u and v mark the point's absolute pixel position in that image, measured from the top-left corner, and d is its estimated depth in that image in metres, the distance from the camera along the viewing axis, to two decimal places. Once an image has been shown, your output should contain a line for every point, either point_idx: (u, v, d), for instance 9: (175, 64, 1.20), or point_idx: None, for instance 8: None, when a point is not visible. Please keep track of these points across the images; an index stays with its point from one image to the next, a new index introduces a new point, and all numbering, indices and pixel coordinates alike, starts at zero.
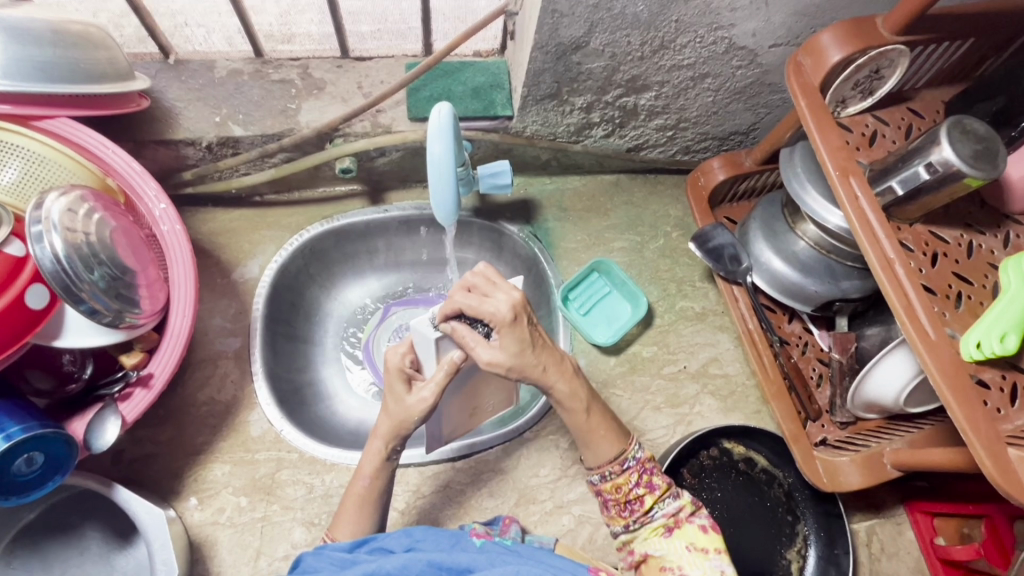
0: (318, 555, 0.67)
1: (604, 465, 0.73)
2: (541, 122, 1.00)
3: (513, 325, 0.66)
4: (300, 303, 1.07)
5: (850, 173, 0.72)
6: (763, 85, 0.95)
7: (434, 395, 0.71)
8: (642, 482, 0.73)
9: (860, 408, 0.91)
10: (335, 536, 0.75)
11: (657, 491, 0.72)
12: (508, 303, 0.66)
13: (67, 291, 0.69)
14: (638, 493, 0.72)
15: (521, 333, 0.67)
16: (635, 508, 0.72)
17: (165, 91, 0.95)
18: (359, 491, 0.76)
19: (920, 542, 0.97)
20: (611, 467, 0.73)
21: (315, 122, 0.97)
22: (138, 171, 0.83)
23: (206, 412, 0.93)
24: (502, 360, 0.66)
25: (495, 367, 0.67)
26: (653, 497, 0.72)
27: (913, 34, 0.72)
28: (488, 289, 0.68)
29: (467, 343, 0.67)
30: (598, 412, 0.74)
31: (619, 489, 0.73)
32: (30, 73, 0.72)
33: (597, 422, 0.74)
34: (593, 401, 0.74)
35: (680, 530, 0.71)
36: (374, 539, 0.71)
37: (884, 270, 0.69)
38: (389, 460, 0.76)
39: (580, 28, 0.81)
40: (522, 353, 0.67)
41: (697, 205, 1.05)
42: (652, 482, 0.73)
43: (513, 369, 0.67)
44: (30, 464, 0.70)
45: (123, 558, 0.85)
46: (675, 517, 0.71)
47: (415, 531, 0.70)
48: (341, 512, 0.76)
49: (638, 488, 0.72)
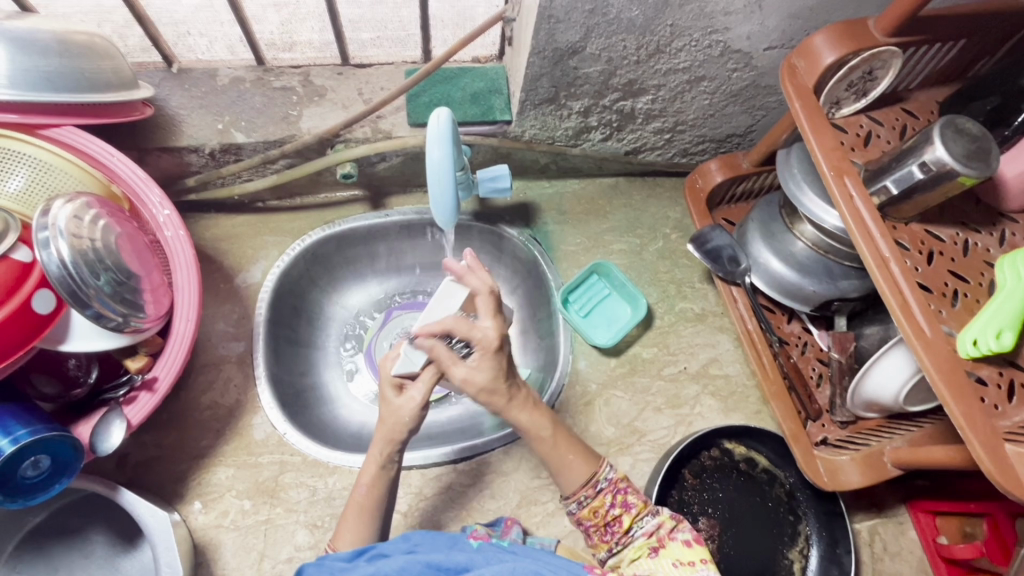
0: (317, 567, 0.64)
1: (578, 491, 0.76)
2: (539, 127, 1.01)
3: (496, 352, 0.73)
4: (303, 307, 1.08)
5: (845, 173, 0.72)
6: (759, 87, 0.96)
7: (423, 394, 0.74)
8: (617, 503, 0.75)
9: (860, 407, 0.91)
10: (338, 547, 0.74)
11: (633, 509, 0.74)
12: (494, 333, 0.73)
13: (74, 296, 0.70)
14: (614, 514, 0.75)
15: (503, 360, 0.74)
16: (615, 530, 0.74)
17: (168, 100, 0.97)
18: (358, 498, 0.76)
19: (923, 541, 0.97)
20: (585, 490, 0.75)
21: (317, 128, 0.98)
22: (143, 178, 0.84)
23: (209, 416, 0.94)
24: (477, 381, 0.72)
25: (468, 384, 0.73)
26: (630, 515, 0.74)
27: (904, 36, 0.73)
28: (467, 328, 0.72)
29: (443, 361, 0.72)
30: (566, 436, 0.78)
31: (596, 513, 0.75)
32: (37, 83, 0.73)
33: (566, 444, 0.77)
34: (560, 428, 0.78)
35: (665, 549, 0.71)
36: (373, 546, 0.68)
37: (880, 267, 0.70)
38: (385, 467, 0.77)
39: (576, 33, 0.82)
40: (496, 379, 0.73)
41: (695, 207, 1.05)
42: (629, 501, 0.75)
43: (484, 390, 0.73)
44: (36, 467, 0.71)
45: (128, 560, 0.86)
46: (656, 536, 0.72)
47: (412, 536, 0.70)
48: (342, 522, 0.76)
49: (614, 509, 0.75)
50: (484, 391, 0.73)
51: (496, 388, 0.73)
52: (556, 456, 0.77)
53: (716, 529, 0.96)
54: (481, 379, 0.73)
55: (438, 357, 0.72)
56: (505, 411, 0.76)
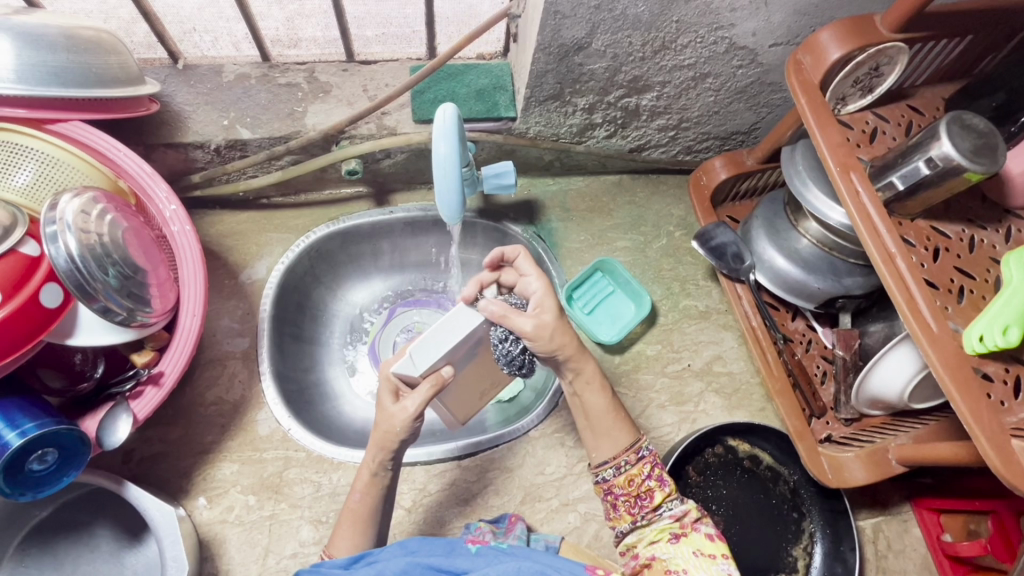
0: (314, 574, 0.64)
1: (619, 456, 0.75)
2: (544, 123, 1.01)
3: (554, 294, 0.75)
4: (307, 304, 1.08)
5: (851, 169, 0.72)
6: (763, 84, 0.96)
7: (417, 408, 0.72)
8: (653, 475, 0.75)
9: (864, 404, 0.91)
10: (333, 553, 0.75)
11: (666, 487, 0.74)
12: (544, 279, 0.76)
13: (81, 289, 0.70)
14: (648, 487, 0.74)
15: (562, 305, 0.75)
16: (644, 504, 0.74)
17: (174, 96, 0.97)
18: (352, 505, 0.76)
19: (927, 539, 0.97)
20: (627, 456, 0.75)
21: (322, 124, 0.98)
22: (149, 173, 0.84)
23: (214, 412, 0.94)
24: (547, 321, 0.72)
25: (540, 328, 0.71)
26: (662, 492, 0.74)
27: (912, 32, 0.73)
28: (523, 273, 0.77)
29: (507, 310, 0.71)
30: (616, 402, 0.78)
31: (631, 482, 0.75)
32: (44, 78, 0.73)
33: (613, 410, 0.77)
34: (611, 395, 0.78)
35: (686, 537, 0.71)
36: (369, 552, 0.69)
37: (885, 262, 0.70)
38: (377, 474, 0.77)
39: (582, 29, 0.82)
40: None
41: (699, 204, 1.05)
42: (663, 477, 0.75)
43: (557, 330, 0.72)
44: (43, 461, 0.71)
45: (133, 556, 0.86)
46: (681, 522, 0.72)
47: (409, 542, 0.69)
48: (336, 530, 0.76)
49: (649, 481, 0.74)
50: (556, 332, 0.72)
51: (566, 328, 0.73)
52: (603, 420, 0.76)
53: (719, 526, 0.96)
54: (550, 317, 0.72)
55: (501, 314, 0.70)
56: (577, 358, 0.74)
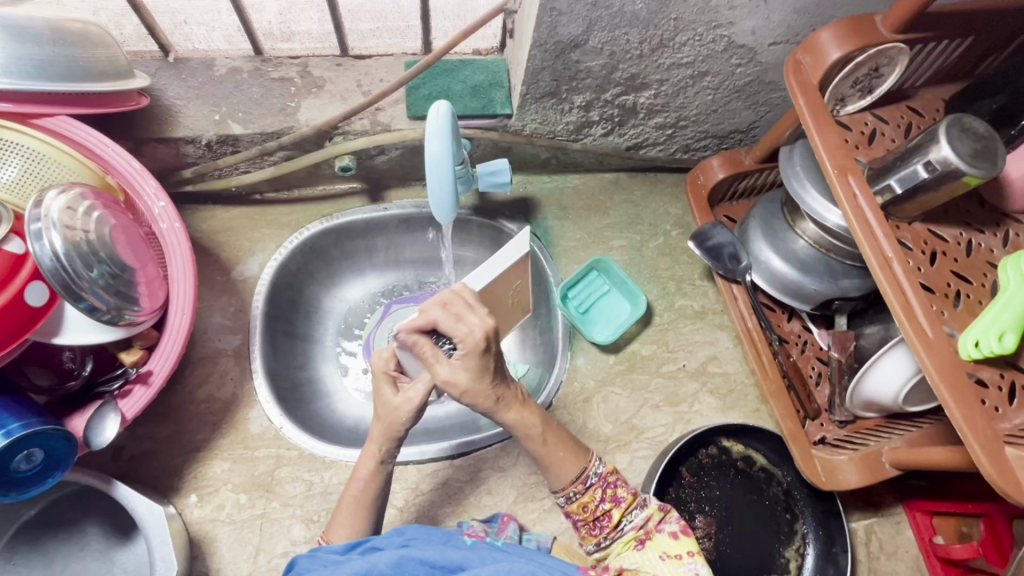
0: (310, 558, 0.66)
1: (568, 487, 0.75)
2: (540, 121, 1.00)
3: (482, 352, 0.68)
4: (300, 301, 1.07)
5: (849, 172, 0.71)
6: (762, 83, 0.95)
7: (421, 395, 0.72)
8: (606, 498, 0.74)
9: (859, 406, 0.90)
10: (330, 539, 0.75)
11: (623, 503, 0.74)
12: (480, 330, 0.67)
13: (67, 289, 0.69)
14: (604, 509, 0.74)
15: (487, 361, 0.69)
16: (604, 524, 0.74)
17: (164, 90, 0.95)
18: (354, 494, 0.76)
19: (919, 541, 0.97)
20: (575, 486, 0.74)
21: (314, 120, 0.97)
22: (138, 170, 0.83)
23: (205, 409, 0.94)
24: (460, 382, 0.69)
25: (451, 386, 0.69)
26: (620, 510, 0.73)
27: (913, 32, 0.72)
28: (454, 320, 0.68)
29: (427, 357, 0.69)
30: (555, 433, 0.76)
31: (585, 508, 0.75)
32: (29, 71, 0.72)
33: (557, 443, 0.76)
34: (549, 423, 0.76)
35: (652, 541, 0.71)
36: (367, 540, 0.69)
37: (882, 267, 0.69)
38: (383, 462, 0.76)
39: (579, 26, 0.81)
40: (480, 380, 0.70)
41: (696, 203, 1.04)
42: (618, 495, 0.74)
43: (467, 392, 0.70)
44: (29, 461, 0.70)
45: (124, 554, 0.85)
46: (644, 528, 0.73)
47: (407, 530, 0.70)
48: (336, 516, 0.76)
49: (603, 504, 0.74)
50: (471, 392, 0.70)
51: (482, 390, 0.70)
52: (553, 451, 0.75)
53: (712, 527, 0.96)
54: (463, 381, 0.69)
55: (421, 353, 0.70)
56: (495, 410, 0.73)
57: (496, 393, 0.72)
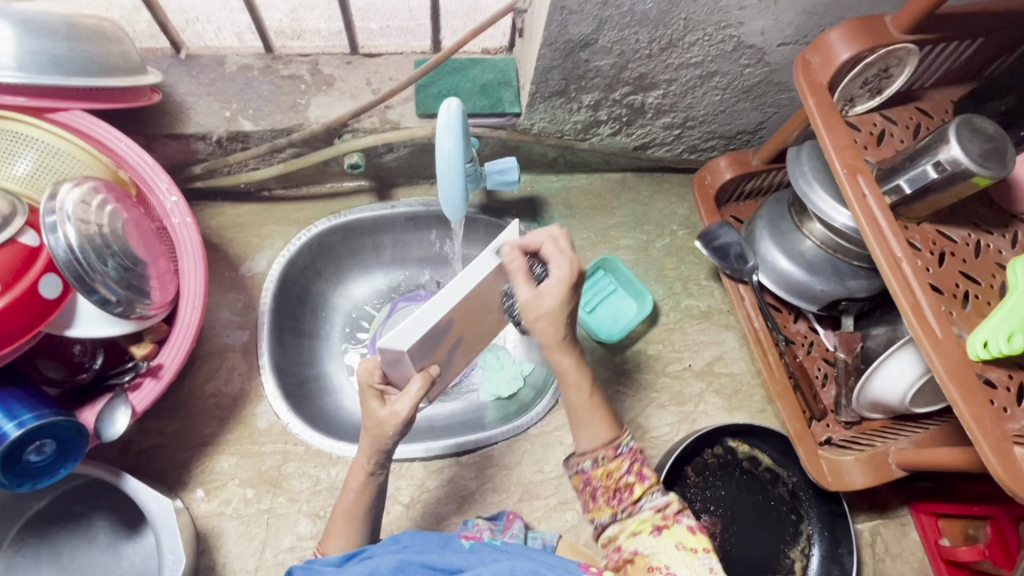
0: (306, 571, 0.63)
1: (598, 449, 0.68)
2: (548, 120, 1.01)
3: (572, 287, 0.68)
4: (307, 298, 1.08)
5: (858, 172, 0.72)
6: (770, 83, 0.95)
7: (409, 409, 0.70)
8: (633, 470, 0.67)
9: (866, 407, 0.90)
10: (325, 551, 0.74)
11: (647, 481, 0.67)
12: (576, 263, 0.69)
13: (80, 280, 0.69)
14: (627, 481, 0.67)
15: (574, 297, 0.69)
16: (623, 497, 0.66)
17: (175, 86, 0.96)
18: (346, 505, 0.75)
19: (925, 543, 0.97)
20: (606, 450, 0.68)
21: (324, 117, 0.98)
22: (150, 164, 0.83)
23: (213, 404, 0.94)
24: (543, 304, 0.67)
25: (530, 306, 0.67)
26: (642, 486, 0.67)
27: (922, 33, 0.72)
28: (556, 250, 0.69)
29: (513, 271, 0.69)
30: (600, 396, 0.71)
31: (609, 475, 0.67)
32: (45, 66, 0.73)
33: (598, 405, 0.70)
34: (596, 387, 0.71)
35: (670, 529, 0.65)
36: (362, 549, 0.68)
37: (891, 267, 0.69)
38: (373, 473, 0.75)
39: (589, 25, 0.81)
40: (564, 310, 0.68)
41: (703, 203, 1.05)
42: (643, 472, 0.68)
43: (545, 317, 0.67)
44: (40, 452, 0.71)
45: (130, 548, 0.86)
46: (663, 513, 0.66)
47: (402, 537, 0.70)
48: (331, 528, 0.76)
49: (628, 476, 0.67)
50: (546, 318, 0.67)
51: (557, 321, 0.68)
52: (586, 413, 0.70)
53: (717, 527, 0.96)
54: (547, 302, 0.67)
55: (512, 268, 0.69)
56: (551, 350, 0.69)
57: (567, 330, 0.69)
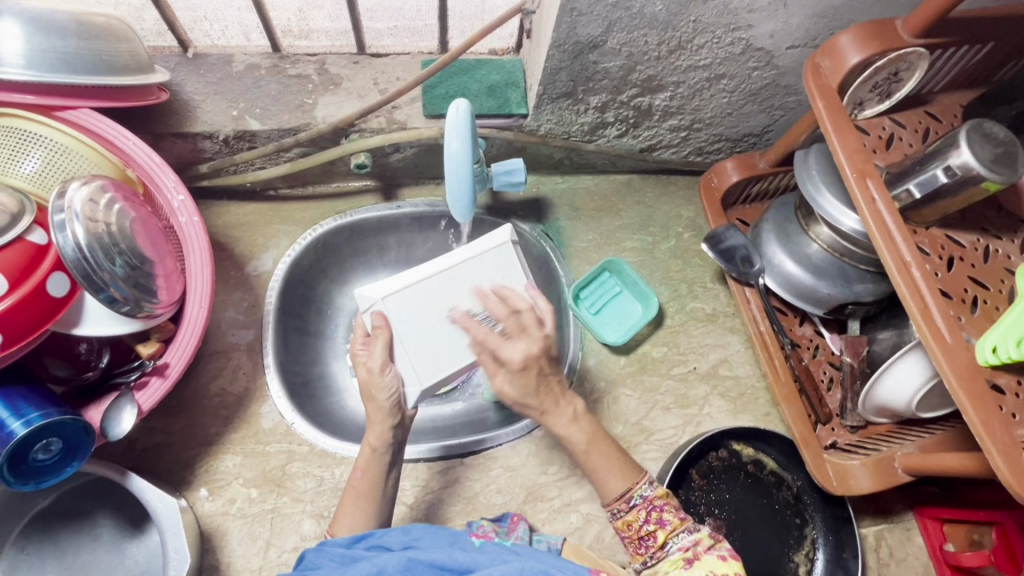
0: (317, 552, 0.68)
1: (612, 503, 0.71)
2: (555, 121, 1.01)
3: (534, 369, 0.70)
4: (312, 297, 1.08)
5: (868, 175, 0.71)
6: (779, 86, 0.95)
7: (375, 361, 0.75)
8: (651, 518, 0.70)
9: (872, 411, 0.90)
10: (335, 532, 0.75)
11: (668, 526, 0.69)
12: (536, 342, 0.71)
13: (89, 279, 0.70)
14: (649, 530, 0.69)
15: (534, 380, 0.71)
16: (649, 545, 0.69)
17: (183, 85, 0.96)
18: (355, 483, 0.78)
19: (929, 548, 0.97)
20: (620, 503, 0.71)
21: (331, 117, 0.98)
22: (158, 163, 0.83)
23: (218, 403, 0.94)
24: (509, 392, 0.70)
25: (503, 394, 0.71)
26: (665, 532, 0.68)
27: (933, 37, 0.72)
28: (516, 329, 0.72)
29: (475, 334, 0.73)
30: (603, 444, 0.74)
31: (630, 526, 0.70)
32: (54, 64, 0.73)
33: (607, 452, 0.73)
34: (600, 437, 0.74)
35: (699, 562, 0.66)
36: (372, 534, 0.70)
37: (901, 272, 0.69)
38: (378, 450, 0.78)
39: (599, 26, 0.81)
40: (530, 394, 0.71)
41: (710, 205, 1.04)
42: (664, 518, 0.69)
43: (522, 398, 0.71)
44: (47, 451, 0.71)
45: (134, 546, 0.86)
46: (691, 551, 0.67)
47: (413, 528, 0.69)
48: (341, 508, 0.77)
49: (648, 525, 0.69)
50: (520, 401, 0.71)
51: (535, 400, 0.72)
52: (593, 460, 0.73)
53: (721, 530, 0.96)
54: (513, 391, 0.71)
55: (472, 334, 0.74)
56: (546, 420, 0.74)
57: (543, 405, 0.72)
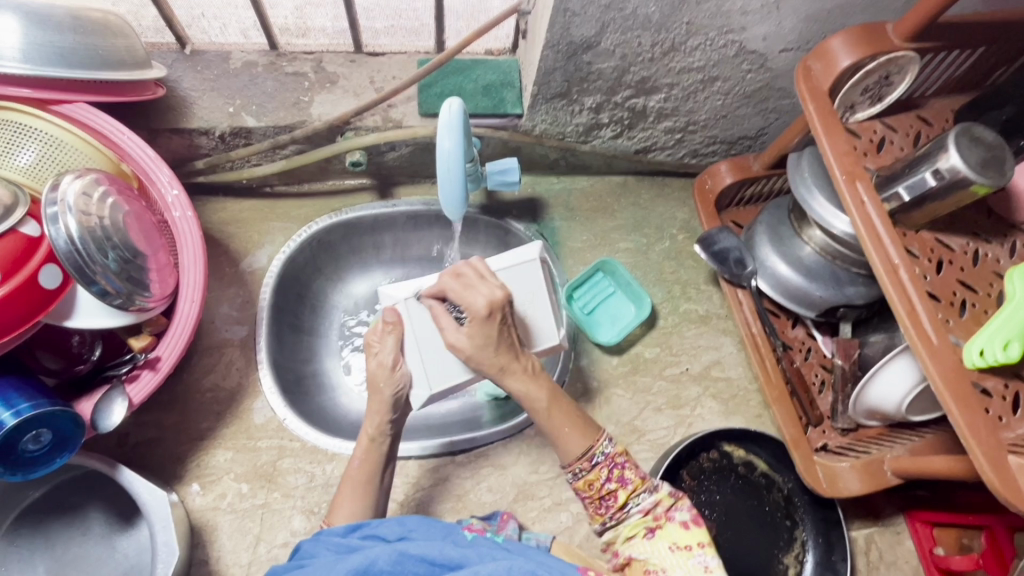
0: (314, 542, 0.69)
1: (573, 463, 0.73)
2: (550, 121, 1.01)
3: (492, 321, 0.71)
4: (306, 294, 1.08)
5: (858, 178, 0.72)
6: (772, 89, 0.96)
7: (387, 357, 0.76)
8: (613, 477, 0.73)
9: (862, 414, 0.91)
10: (332, 521, 0.76)
11: (629, 485, 0.72)
12: (493, 295, 0.72)
13: (80, 272, 0.70)
14: (610, 489, 0.72)
15: (492, 329, 0.71)
16: (610, 504, 0.72)
17: (180, 81, 0.96)
18: (352, 471, 0.79)
19: (919, 552, 0.97)
20: (581, 463, 0.72)
21: (327, 114, 0.98)
22: (153, 157, 0.84)
23: (210, 399, 0.94)
24: (461, 345, 0.71)
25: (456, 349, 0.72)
26: (625, 492, 0.72)
27: (922, 42, 0.72)
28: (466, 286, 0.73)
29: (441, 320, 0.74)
30: (563, 407, 0.75)
31: (591, 486, 0.73)
32: (50, 58, 0.73)
33: (570, 415, 0.74)
34: (556, 399, 0.75)
35: (662, 530, 0.70)
36: (367, 523, 0.70)
37: (888, 274, 0.69)
38: (374, 440, 0.80)
39: (592, 27, 0.81)
40: (484, 348, 0.72)
41: (703, 207, 1.05)
42: (625, 476, 0.73)
43: (471, 354, 0.72)
44: (38, 442, 0.71)
45: (124, 540, 0.86)
46: (653, 514, 0.71)
47: (408, 520, 0.69)
48: (338, 498, 0.77)
49: (609, 484, 0.72)
50: (474, 358, 0.72)
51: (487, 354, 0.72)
52: (552, 424, 0.74)
53: (711, 531, 0.96)
54: (467, 346, 0.71)
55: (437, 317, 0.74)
56: (501, 376, 0.73)
57: (502, 361, 0.72)
